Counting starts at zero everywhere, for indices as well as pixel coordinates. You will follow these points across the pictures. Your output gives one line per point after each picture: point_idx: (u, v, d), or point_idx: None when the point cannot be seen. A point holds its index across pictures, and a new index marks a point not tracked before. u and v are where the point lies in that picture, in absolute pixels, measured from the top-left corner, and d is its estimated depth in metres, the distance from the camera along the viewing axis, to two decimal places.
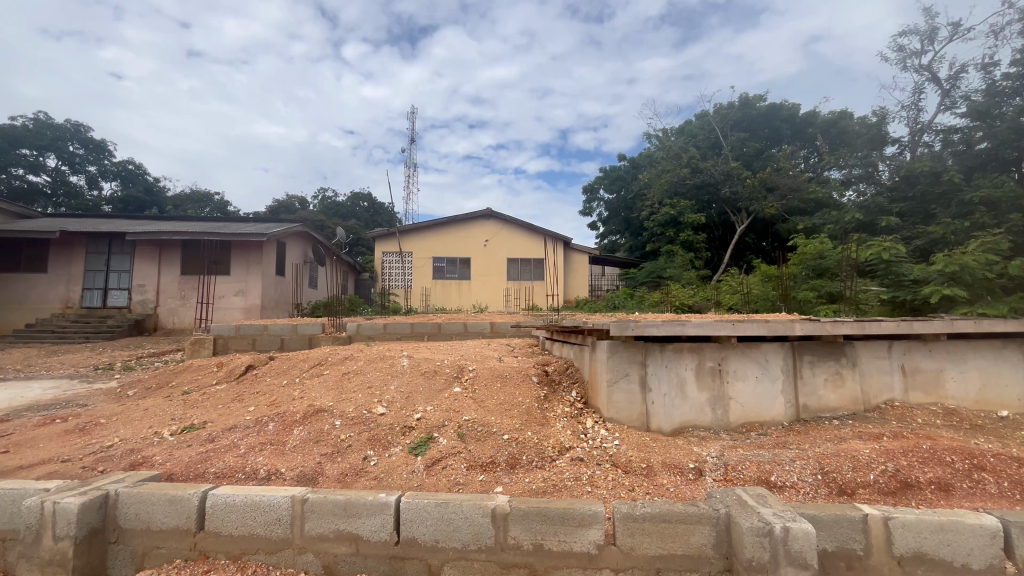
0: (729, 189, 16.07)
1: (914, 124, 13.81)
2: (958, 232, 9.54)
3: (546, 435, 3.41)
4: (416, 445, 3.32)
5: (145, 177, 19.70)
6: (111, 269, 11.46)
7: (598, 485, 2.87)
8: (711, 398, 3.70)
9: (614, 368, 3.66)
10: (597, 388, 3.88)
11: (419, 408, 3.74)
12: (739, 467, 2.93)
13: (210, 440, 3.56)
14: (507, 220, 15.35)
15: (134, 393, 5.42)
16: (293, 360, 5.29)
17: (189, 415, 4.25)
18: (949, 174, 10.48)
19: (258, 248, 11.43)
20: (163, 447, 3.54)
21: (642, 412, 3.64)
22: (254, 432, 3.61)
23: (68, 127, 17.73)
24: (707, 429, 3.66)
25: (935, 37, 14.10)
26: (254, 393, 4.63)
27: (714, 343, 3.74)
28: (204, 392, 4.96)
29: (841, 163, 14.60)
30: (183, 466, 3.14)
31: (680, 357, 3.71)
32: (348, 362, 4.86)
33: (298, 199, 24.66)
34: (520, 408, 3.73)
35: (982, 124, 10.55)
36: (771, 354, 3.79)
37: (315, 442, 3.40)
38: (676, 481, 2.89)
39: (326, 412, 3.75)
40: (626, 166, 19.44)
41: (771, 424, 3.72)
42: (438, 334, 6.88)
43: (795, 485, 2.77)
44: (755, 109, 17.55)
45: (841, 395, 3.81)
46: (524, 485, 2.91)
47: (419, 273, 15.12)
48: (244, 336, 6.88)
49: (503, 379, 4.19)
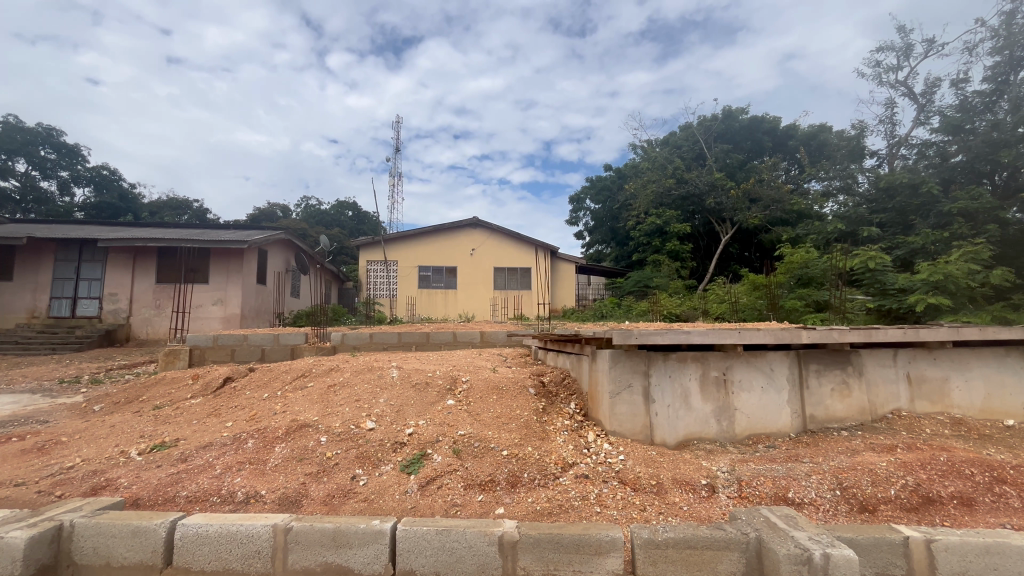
0: (713, 199, 16.29)
1: (891, 138, 14.21)
2: (937, 243, 9.80)
3: (547, 451, 3.20)
4: (409, 463, 3.10)
5: (120, 182, 19.15)
6: (82, 276, 10.98)
7: (607, 506, 2.67)
8: (715, 409, 3.58)
9: (616, 379, 3.50)
10: (597, 400, 3.72)
11: (411, 422, 3.51)
12: (753, 483, 2.76)
13: (182, 460, 3.26)
14: (494, 229, 15.24)
15: (100, 408, 5.07)
16: (274, 372, 5.01)
17: (160, 432, 3.96)
18: (927, 185, 10.75)
19: (239, 256, 11.07)
20: (130, 468, 3.24)
21: (645, 424, 3.49)
22: (231, 450, 3.34)
23: (38, 130, 17.18)
24: (712, 442, 3.52)
25: (910, 53, 14.63)
26: (232, 407, 4.35)
27: (719, 352, 3.63)
28: (178, 406, 4.65)
29: (822, 175, 14.90)
30: (150, 490, 2.86)
31: (684, 367, 3.60)
32: (333, 374, 4.60)
33: (280, 207, 24.31)
34: (518, 421, 3.52)
35: (956, 139, 10.87)
36: (776, 363, 3.69)
37: (298, 460, 3.15)
38: (689, 499, 2.70)
39: (311, 427, 3.49)
40: (612, 176, 19.52)
41: (778, 436, 3.60)
42: (427, 344, 6.64)
43: (815, 501, 2.61)
44: (737, 122, 17.91)
45: (848, 405, 3.70)
46: (528, 505, 2.71)
47: (405, 282, 14.82)
48: (222, 347, 6.62)
49: (499, 391, 3.98)
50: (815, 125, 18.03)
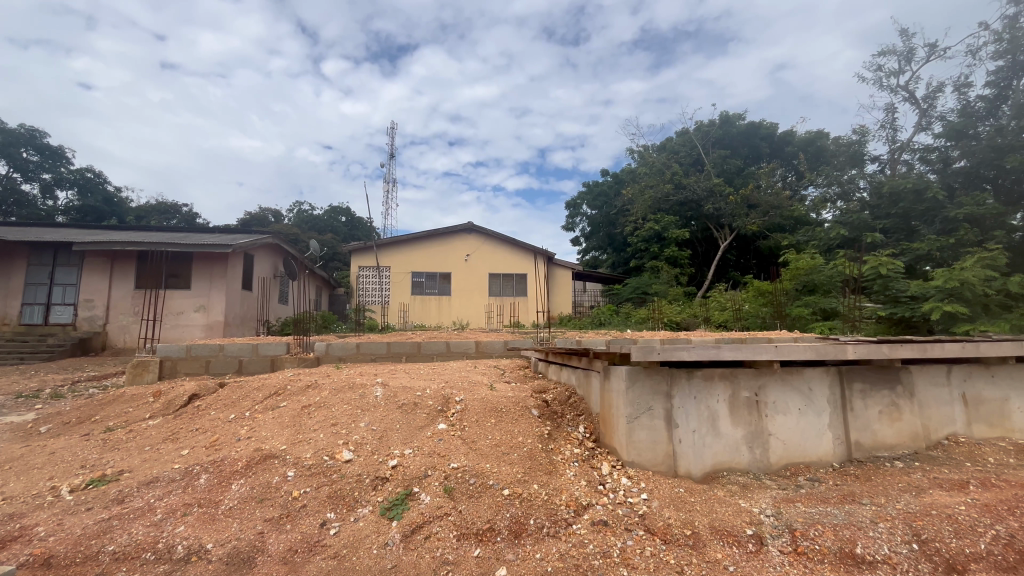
0: (712, 205, 15.91)
1: (893, 143, 13.88)
2: (943, 250, 9.46)
3: (556, 489, 2.69)
4: (391, 504, 2.58)
5: (105, 185, 18.49)
6: (55, 282, 10.37)
7: (635, 567, 2.18)
8: (747, 435, 3.09)
9: (634, 401, 3.01)
10: (610, 424, 3.22)
11: (395, 452, 2.99)
12: (810, 533, 2.28)
13: (118, 501, 2.71)
14: (489, 235, 14.77)
15: (47, 430, 4.49)
16: (245, 389, 4.46)
17: (106, 462, 3.42)
18: (932, 190, 10.41)
19: (222, 260, 10.49)
20: (56, 510, 2.70)
21: (668, 453, 2.99)
22: (179, 488, 2.80)
23: (22, 131, 16.59)
24: (745, 473, 3.03)
25: (911, 58, 14.40)
26: (193, 431, 3.80)
27: (750, 369, 3.16)
28: (133, 429, 4.10)
29: (820, 181, 14.54)
30: (69, 542, 2.34)
31: (711, 387, 3.11)
32: (310, 393, 4.06)
33: (272, 212, 23.78)
34: (521, 451, 3.01)
35: (959, 144, 10.59)
36: (815, 382, 3.21)
37: (258, 501, 2.64)
38: (734, 555, 2.21)
39: (277, 459, 2.95)
40: (609, 181, 19.11)
41: (819, 466, 3.11)
42: (418, 356, 6.11)
43: (889, 559, 2.14)
44: (734, 127, 17.61)
45: (898, 430, 3.23)
46: (535, 565, 2.22)
47: (397, 289, 14.27)
48: (195, 358, 6.06)
49: (498, 414, 3.46)
50: (812, 131, 17.75)
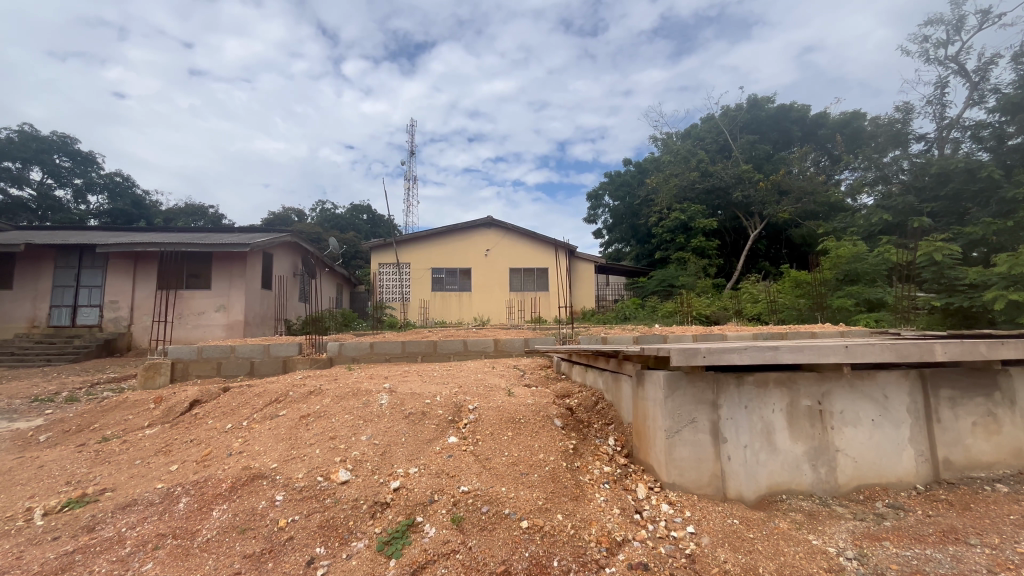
0: (741, 193, 15.11)
1: (940, 122, 12.75)
2: (1001, 234, 8.53)
3: (586, 520, 2.26)
4: (390, 539, 2.20)
5: (134, 189, 18.76)
6: (81, 284, 10.41)
7: None
8: (811, 451, 2.59)
9: (674, 413, 2.55)
10: (646, 438, 2.76)
11: (398, 470, 2.62)
12: None
13: (88, 530, 2.41)
14: (509, 228, 14.34)
15: (47, 438, 4.29)
16: (247, 396, 4.16)
17: (93, 478, 3.14)
18: (987, 170, 9.54)
19: (239, 259, 10.36)
20: (21, 539, 2.41)
21: (715, 473, 2.53)
22: (156, 514, 2.48)
23: (54, 138, 16.93)
24: (809, 497, 2.54)
25: (960, 28, 13.30)
26: (187, 443, 3.50)
27: (812, 373, 2.65)
28: (130, 439, 3.84)
29: (858, 164, 13.60)
30: None
31: (766, 395, 2.62)
32: (311, 400, 3.73)
33: (294, 212, 23.94)
34: (542, 471, 2.59)
35: (1015, 118, 9.68)
36: (893, 389, 2.69)
37: (239, 531, 2.29)
38: None
39: (265, 480, 2.61)
40: (632, 171, 18.38)
41: (899, 488, 2.61)
42: (433, 355, 5.75)
43: None
44: (763, 110, 16.71)
45: (996, 445, 2.71)
46: None
47: (416, 285, 14.01)
48: (207, 360, 5.83)
49: (516, 425, 3.04)
50: (848, 111, 16.67)
